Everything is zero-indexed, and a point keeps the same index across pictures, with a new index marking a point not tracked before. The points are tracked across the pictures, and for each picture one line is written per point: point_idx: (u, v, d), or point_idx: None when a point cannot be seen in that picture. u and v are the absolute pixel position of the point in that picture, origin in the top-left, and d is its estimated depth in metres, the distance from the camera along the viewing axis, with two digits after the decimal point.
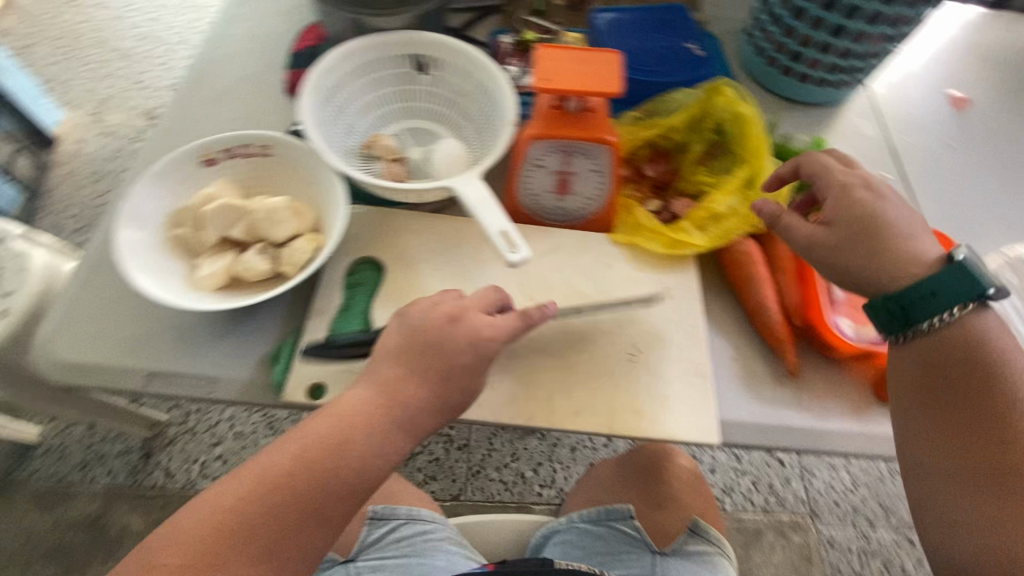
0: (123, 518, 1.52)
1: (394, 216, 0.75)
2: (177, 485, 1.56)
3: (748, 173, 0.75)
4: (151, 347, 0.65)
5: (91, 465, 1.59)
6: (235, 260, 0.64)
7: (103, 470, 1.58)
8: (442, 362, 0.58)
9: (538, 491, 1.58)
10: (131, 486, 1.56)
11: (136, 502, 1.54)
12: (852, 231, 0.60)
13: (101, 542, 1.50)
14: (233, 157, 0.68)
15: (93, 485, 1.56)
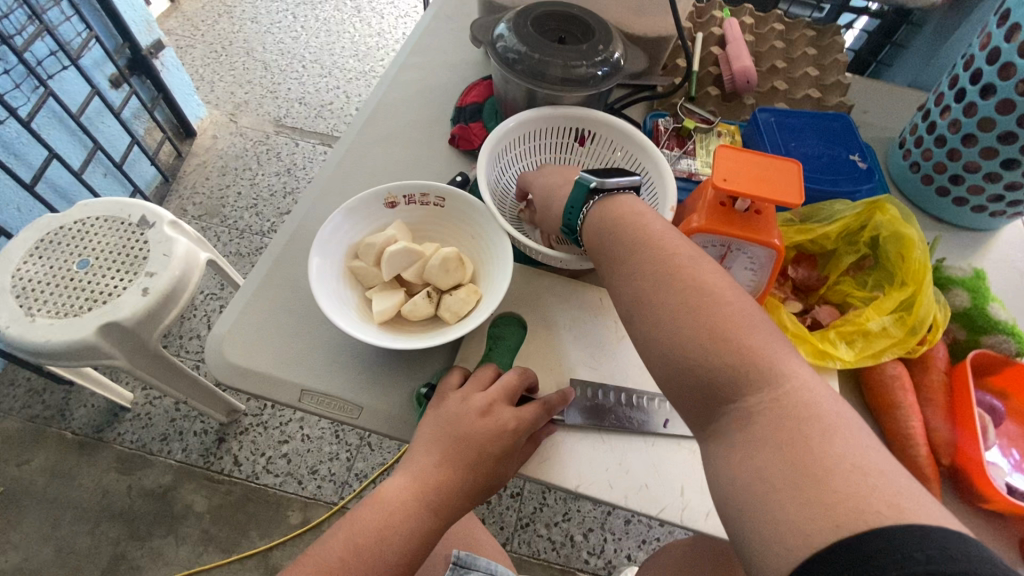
0: (189, 497, 1.60)
1: (540, 278, 0.78)
2: (243, 475, 1.63)
3: (907, 295, 0.73)
4: (308, 364, 0.70)
5: (171, 438, 1.68)
6: (404, 300, 0.68)
7: (179, 445, 1.67)
8: (474, 454, 0.58)
9: (586, 558, 1.52)
10: (202, 466, 1.64)
11: (204, 483, 1.62)
12: (685, 358, 0.49)
13: (166, 515, 1.58)
14: (412, 203, 0.74)
15: (169, 458, 1.65)
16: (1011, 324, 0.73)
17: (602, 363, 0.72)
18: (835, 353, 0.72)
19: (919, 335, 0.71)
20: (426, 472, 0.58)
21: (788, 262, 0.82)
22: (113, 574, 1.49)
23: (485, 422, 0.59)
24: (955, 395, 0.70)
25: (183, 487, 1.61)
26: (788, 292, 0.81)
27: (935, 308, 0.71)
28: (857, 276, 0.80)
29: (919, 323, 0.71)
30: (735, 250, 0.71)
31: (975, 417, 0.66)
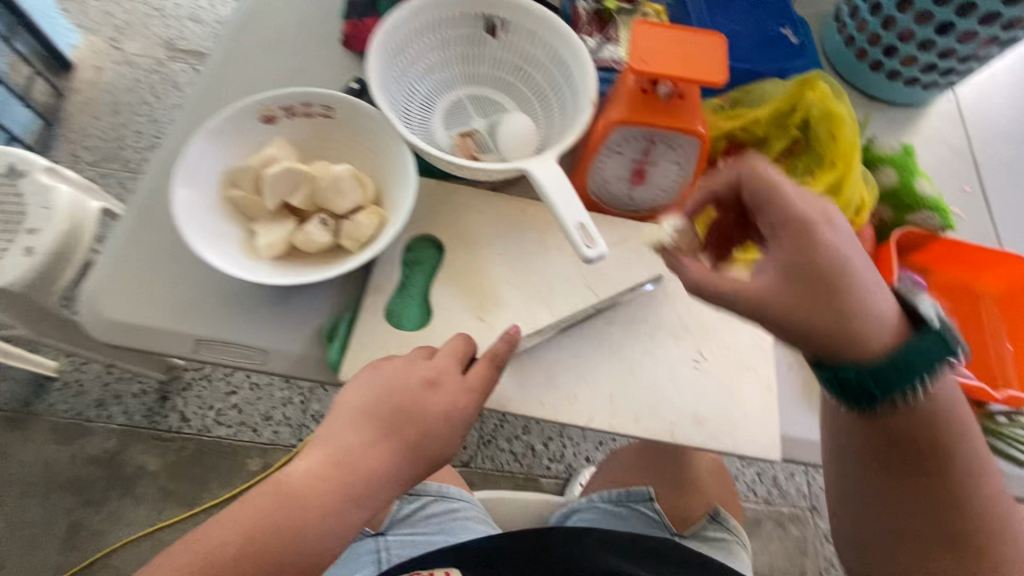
0: (139, 457, 1.54)
1: (455, 192, 0.71)
2: (194, 431, 1.56)
3: (836, 178, 0.70)
4: (201, 312, 0.63)
5: (108, 404, 1.58)
6: (296, 229, 0.60)
7: (119, 409, 1.58)
8: (414, 428, 0.55)
9: (547, 464, 1.59)
10: (148, 427, 1.57)
11: (154, 443, 1.56)
12: (812, 302, 0.51)
13: (118, 478, 1.52)
14: (294, 117, 0.64)
15: (110, 423, 1.56)
16: (936, 199, 0.72)
17: (527, 279, 0.67)
18: None
19: (847, 219, 0.69)
20: (351, 447, 0.54)
21: (720, 154, 0.77)
22: (75, 543, 1.46)
23: (431, 396, 0.56)
24: (880, 274, 0.69)
25: (131, 448, 1.55)
26: None
27: (862, 192, 0.69)
28: (788, 163, 0.76)
29: (847, 206, 0.69)
30: (659, 142, 0.65)
31: (896, 293, 0.67)
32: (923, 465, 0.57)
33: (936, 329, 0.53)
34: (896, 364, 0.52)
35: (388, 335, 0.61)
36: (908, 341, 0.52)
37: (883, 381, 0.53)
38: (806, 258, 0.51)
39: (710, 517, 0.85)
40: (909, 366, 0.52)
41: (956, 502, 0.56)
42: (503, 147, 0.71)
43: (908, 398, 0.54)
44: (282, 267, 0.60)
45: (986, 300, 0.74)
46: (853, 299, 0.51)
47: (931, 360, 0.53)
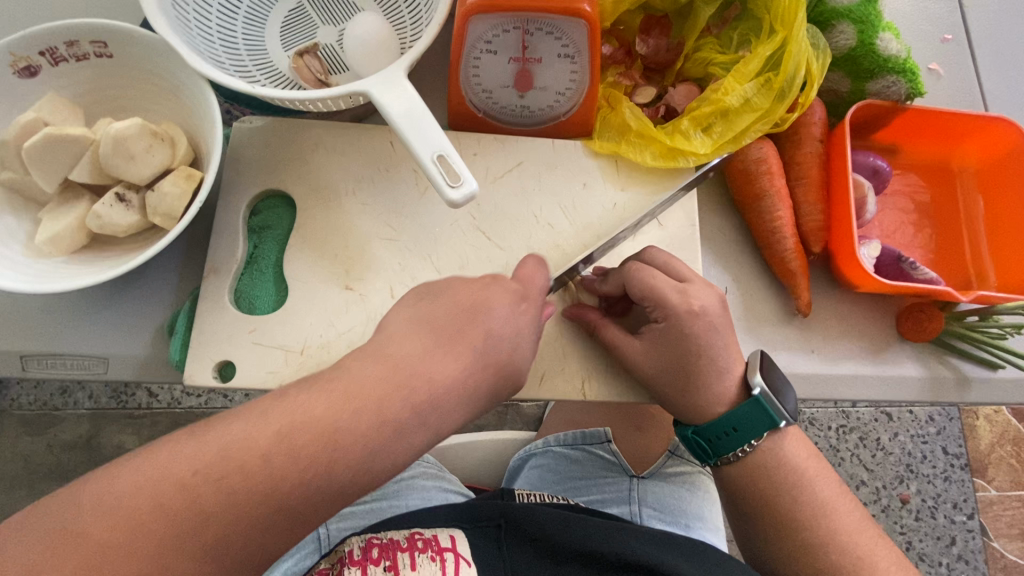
0: (116, 436, 1.21)
1: (303, 131, 0.57)
2: (164, 406, 1.21)
3: (774, 47, 0.54)
4: (19, 323, 0.52)
5: (72, 389, 1.22)
6: (89, 210, 0.48)
7: (83, 394, 1.22)
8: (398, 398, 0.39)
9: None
10: (119, 408, 1.22)
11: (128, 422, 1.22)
12: (666, 362, 0.49)
13: (100, 463, 1.20)
14: (61, 62, 0.49)
15: (79, 408, 1.22)
16: (905, 56, 0.56)
17: (402, 230, 0.55)
18: (688, 147, 0.56)
19: (790, 98, 0.55)
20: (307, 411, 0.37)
21: (636, 35, 0.60)
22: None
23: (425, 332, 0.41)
24: (829, 167, 0.57)
25: (105, 430, 1.21)
26: (639, 76, 0.61)
27: (807, 54, 0.53)
28: (723, 33, 0.59)
29: (789, 81, 0.54)
30: (536, 31, 0.51)
31: (849, 188, 0.55)
32: (744, 482, 0.50)
33: (758, 398, 0.49)
34: (718, 426, 0.49)
35: (238, 323, 0.52)
36: (737, 409, 0.49)
37: (714, 443, 0.50)
38: (662, 346, 0.49)
39: (669, 453, 0.75)
40: (738, 431, 0.49)
41: (790, 505, 0.49)
42: (353, 64, 0.56)
43: (740, 451, 0.50)
44: (85, 258, 0.49)
45: (965, 178, 0.62)
46: (706, 353, 0.48)
47: (749, 432, 0.49)
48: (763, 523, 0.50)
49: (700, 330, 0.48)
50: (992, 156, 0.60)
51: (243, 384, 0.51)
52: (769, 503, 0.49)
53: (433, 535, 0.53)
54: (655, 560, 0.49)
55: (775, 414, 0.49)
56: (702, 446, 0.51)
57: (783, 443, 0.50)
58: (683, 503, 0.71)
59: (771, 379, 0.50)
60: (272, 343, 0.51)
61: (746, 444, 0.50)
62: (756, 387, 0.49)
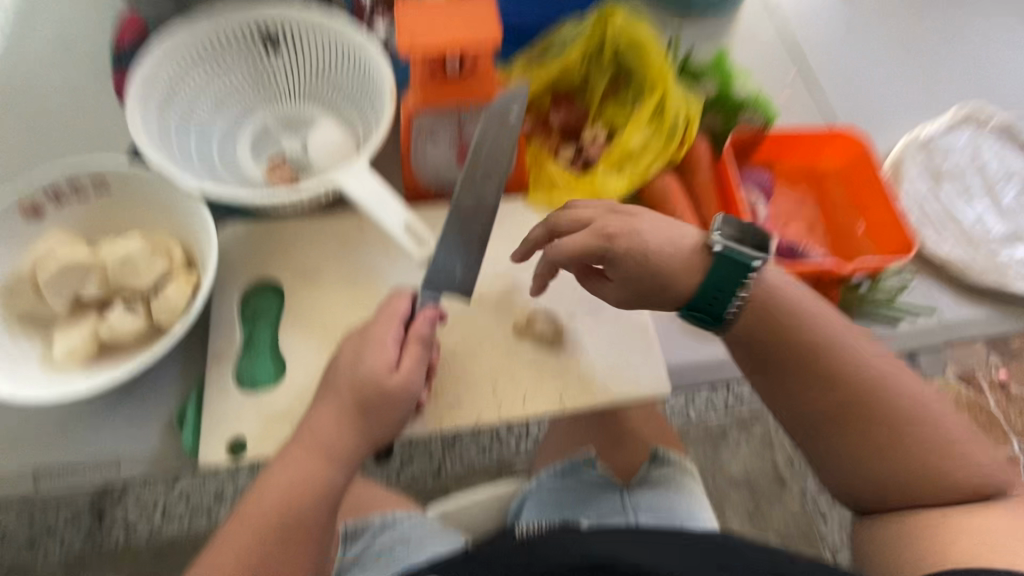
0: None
1: (281, 228, 0.65)
2: (146, 537, 1.14)
3: (656, 101, 0.69)
4: (31, 440, 0.55)
5: (43, 539, 1.14)
6: (100, 321, 0.54)
7: (56, 541, 1.14)
8: (379, 431, 0.51)
9: (518, 448, 1.27)
10: (97, 549, 1.14)
11: (106, 563, 1.13)
12: (634, 272, 0.57)
13: None
14: (66, 200, 0.57)
15: (50, 560, 1.13)
16: (756, 95, 0.71)
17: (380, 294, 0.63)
18: (607, 185, 0.67)
19: (678, 138, 0.68)
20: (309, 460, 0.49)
21: (548, 109, 0.74)
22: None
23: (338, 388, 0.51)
24: (722, 185, 0.70)
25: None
26: (557, 139, 0.73)
27: (681, 103, 0.69)
28: (618, 96, 0.74)
29: (674, 124, 0.68)
30: (466, 116, 0.62)
31: (740, 198, 0.68)
32: (777, 364, 0.57)
33: (723, 252, 0.56)
34: (703, 294, 0.56)
35: (243, 401, 0.57)
36: (710, 273, 0.56)
37: (712, 305, 0.57)
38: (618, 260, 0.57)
39: (650, 460, 0.83)
40: (721, 292, 0.56)
41: (833, 389, 0.55)
42: (317, 165, 0.66)
43: (735, 307, 0.56)
44: (97, 365, 0.54)
45: (832, 179, 0.76)
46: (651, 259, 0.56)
47: (727, 288, 0.56)
48: (826, 429, 0.56)
49: (629, 237, 0.57)
50: (847, 159, 0.74)
51: (255, 455, 0.55)
52: (823, 389, 0.55)
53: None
54: (606, 556, 0.51)
55: (743, 256, 0.55)
56: (705, 310, 0.57)
57: (788, 289, 0.57)
58: (674, 504, 0.77)
59: (726, 230, 0.56)
60: (277, 411, 0.56)
61: (734, 297, 0.56)
62: (717, 244, 0.56)
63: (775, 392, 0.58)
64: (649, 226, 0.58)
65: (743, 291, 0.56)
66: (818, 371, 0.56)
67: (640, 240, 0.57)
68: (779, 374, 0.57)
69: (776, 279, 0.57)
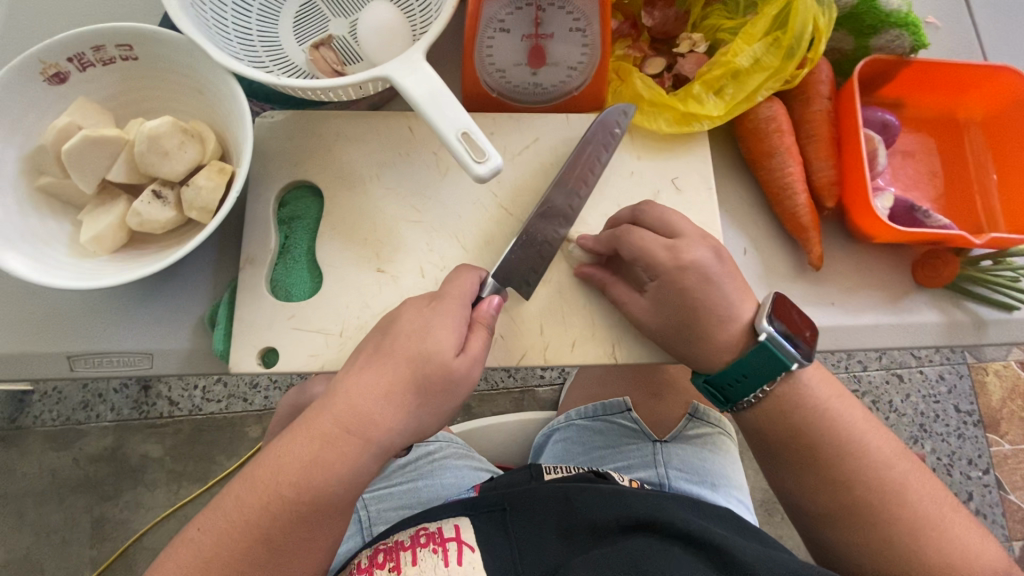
0: (139, 446, 1.20)
1: (322, 122, 0.58)
2: (185, 413, 1.19)
3: (780, 7, 0.56)
4: (64, 324, 0.54)
5: (93, 403, 1.21)
6: (128, 209, 0.49)
7: (104, 406, 1.20)
8: None
9: (541, 374, 1.25)
10: (140, 417, 1.20)
11: (149, 431, 1.20)
12: (676, 313, 0.51)
13: (124, 473, 1.19)
14: (89, 67, 0.51)
15: (98, 422, 1.20)
16: (906, 11, 0.57)
17: (426, 211, 0.56)
18: (701, 112, 0.58)
19: (797, 58, 0.56)
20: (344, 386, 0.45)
21: (640, 8, 0.61)
22: (103, 536, 1.16)
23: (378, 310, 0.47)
24: (839, 123, 0.58)
25: (130, 440, 1.20)
26: (646, 47, 0.62)
27: (814, 10, 0.55)
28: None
29: (797, 38, 0.56)
30: (549, 7, 0.52)
31: (859, 142, 0.56)
32: (780, 449, 0.52)
33: (767, 342, 0.49)
34: (730, 370, 0.51)
35: (276, 311, 0.53)
36: (748, 355, 0.50)
37: (730, 386, 0.51)
38: (669, 296, 0.50)
39: (689, 416, 0.77)
40: (749, 375, 0.50)
41: (853, 488, 0.49)
42: (367, 52, 0.57)
43: (759, 395, 0.51)
44: (125, 257, 0.50)
45: (971, 129, 0.63)
46: (708, 303, 0.50)
47: (760, 375, 0.50)
48: (840, 522, 0.50)
49: (696, 272, 0.50)
50: (996, 106, 0.61)
51: (286, 369, 0.52)
52: (840, 486, 0.50)
53: (436, 528, 0.56)
54: (647, 513, 0.54)
55: (787, 355, 0.49)
56: (717, 391, 0.52)
57: (818, 390, 0.51)
58: (706, 463, 0.73)
59: (776, 315, 0.50)
60: (310, 327, 0.53)
61: (758, 389, 0.51)
62: (763, 333, 0.49)
63: (784, 480, 0.53)
64: (721, 268, 0.50)
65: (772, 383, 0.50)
66: (837, 468, 0.50)
67: (707, 278, 0.50)
68: (796, 466, 0.51)
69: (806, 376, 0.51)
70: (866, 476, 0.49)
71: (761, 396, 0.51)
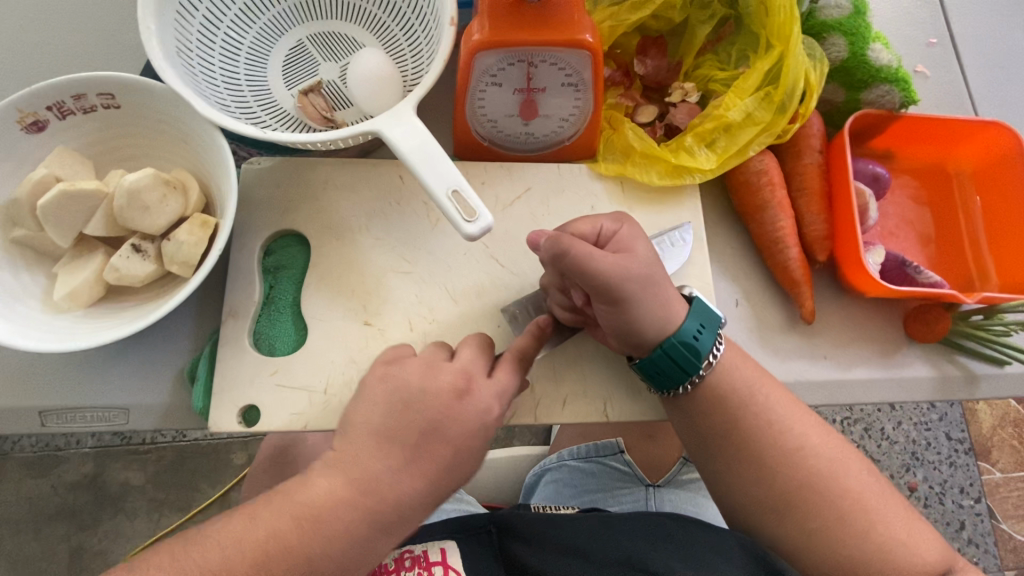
0: (121, 473, 1.16)
1: (312, 170, 0.57)
2: (169, 440, 1.16)
3: (772, 62, 0.56)
4: (36, 376, 0.52)
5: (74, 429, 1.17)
6: (106, 262, 0.48)
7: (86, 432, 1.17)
8: None
9: None
10: (123, 443, 1.17)
11: (131, 458, 1.17)
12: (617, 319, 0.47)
13: (104, 502, 1.15)
14: (69, 115, 0.49)
15: (80, 448, 1.17)
16: (897, 67, 0.57)
17: (415, 261, 0.55)
18: (694, 163, 0.57)
19: (790, 113, 0.56)
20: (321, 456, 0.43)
21: (633, 57, 0.62)
22: (81, 567, 1.12)
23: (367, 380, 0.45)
24: (830, 177, 0.58)
25: (111, 467, 1.17)
26: (639, 97, 0.62)
27: (805, 68, 0.55)
28: (720, 50, 0.61)
29: (788, 94, 0.56)
30: (540, 63, 0.51)
31: (851, 198, 0.56)
32: (708, 437, 0.49)
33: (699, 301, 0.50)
34: (685, 332, 0.48)
35: (258, 366, 0.52)
36: (691, 309, 0.49)
37: (688, 349, 0.48)
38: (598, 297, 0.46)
39: (683, 460, 0.75)
40: (705, 330, 0.48)
41: (801, 473, 0.48)
42: (358, 101, 0.56)
43: (715, 353, 0.49)
44: (101, 311, 0.48)
45: (961, 180, 0.64)
46: (657, 305, 0.47)
47: (705, 335, 0.48)
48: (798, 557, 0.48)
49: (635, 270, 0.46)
50: (987, 161, 0.61)
51: (267, 427, 0.51)
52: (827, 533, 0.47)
53: (421, 551, 0.55)
54: (637, 551, 0.52)
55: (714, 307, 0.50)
56: (678, 341, 0.47)
57: (790, 417, 0.49)
58: (700, 510, 0.71)
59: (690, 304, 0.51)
60: (293, 382, 0.51)
61: (710, 353, 0.48)
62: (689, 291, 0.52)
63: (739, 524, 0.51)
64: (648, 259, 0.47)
65: (719, 340, 0.49)
66: (835, 514, 0.47)
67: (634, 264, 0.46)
68: (787, 520, 0.48)
69: (754, 377, 0.50)
70: (856, 527, 0.47)
71: (711, 364, 0.49)
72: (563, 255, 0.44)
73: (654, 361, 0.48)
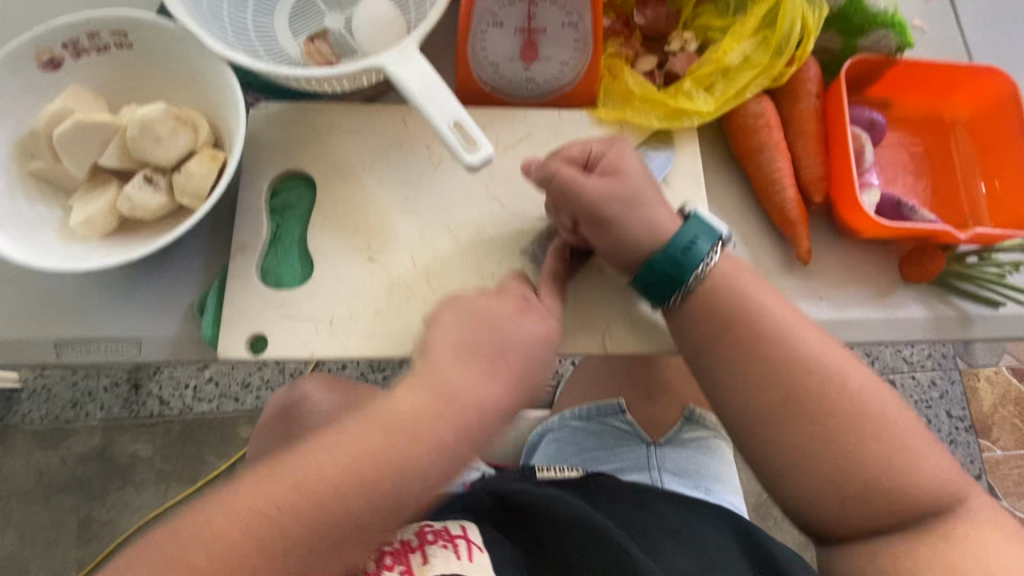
0: (129, 445, 1.17)
1: (317, 114, 0.58)
2: (175, 413, 1.17)
3: (768, 7, 0.58)
4: (51, 310, 0.54)
5: (82, 403, 1.18)
6: (119, 194, 0.50)
7: (94, 406, 1.18)
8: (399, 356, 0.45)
9: None
10: (131, 417, 1.18)
11: (139, 431, 1.18)
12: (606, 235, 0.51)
13: (112, 473, 1.17)
14: (84, 55, 0.51)
15: (87, 422, 1.17)
16: (892, 12, 0.58)
17: (419, 200, 0.57)
18: (692, 106, 0.59)
19: (786, 56, 0.57)
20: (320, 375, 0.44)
21: (633, 7, 0.62)
22: (90, 535, 1.14)
23: None
24: (826, 121, 0.59)
25: (119, 439, 1.18)
26: (639, 46, 0.62)
27: (800, 8, 0.57)
28: None
29: (784, 37, 0.57)
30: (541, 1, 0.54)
31: (847, 139, 0.57)
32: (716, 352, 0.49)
33: (692, 217, 0.50)
34: (671, 247, 0.49)
35: (266, 298, 0.53)
36: (684, 226, 0.50)
37: (673, 263, 0.49)
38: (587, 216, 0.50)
39: (684, 420, 0.75)
40: (694, 244, 0.49)
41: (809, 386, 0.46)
42: (363, 47, 0.58)
43: (703, 269, 0.49)
44: (115, 241, 0.50)
45: (957, 128, 0.64)
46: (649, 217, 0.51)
47: (693, 251, 0.49)
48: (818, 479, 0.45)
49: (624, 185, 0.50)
50: (983, 107, 0.62)
51: (275, 356, 0.52)
52: (830, 445, 0.45)
53: (443, 526, 0.53)
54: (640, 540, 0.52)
55: (713, 221, 0.50)
56: (665, 258, 0.49)
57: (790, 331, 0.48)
58: (700, 466, 0.72)
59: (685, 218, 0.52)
60: (300, 314, 0.53)
61: (702, 263, 0.49)
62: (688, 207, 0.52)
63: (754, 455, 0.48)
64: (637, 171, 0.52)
65: (713, 252, 0.50)
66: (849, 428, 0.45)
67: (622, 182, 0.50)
68: (798, 438, 0.46)
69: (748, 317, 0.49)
70: (869, 447, 0.44)
71: (703, 275, 0.49)
72: (550, 179, 0.51)
73: (644, 274, 0.50)
